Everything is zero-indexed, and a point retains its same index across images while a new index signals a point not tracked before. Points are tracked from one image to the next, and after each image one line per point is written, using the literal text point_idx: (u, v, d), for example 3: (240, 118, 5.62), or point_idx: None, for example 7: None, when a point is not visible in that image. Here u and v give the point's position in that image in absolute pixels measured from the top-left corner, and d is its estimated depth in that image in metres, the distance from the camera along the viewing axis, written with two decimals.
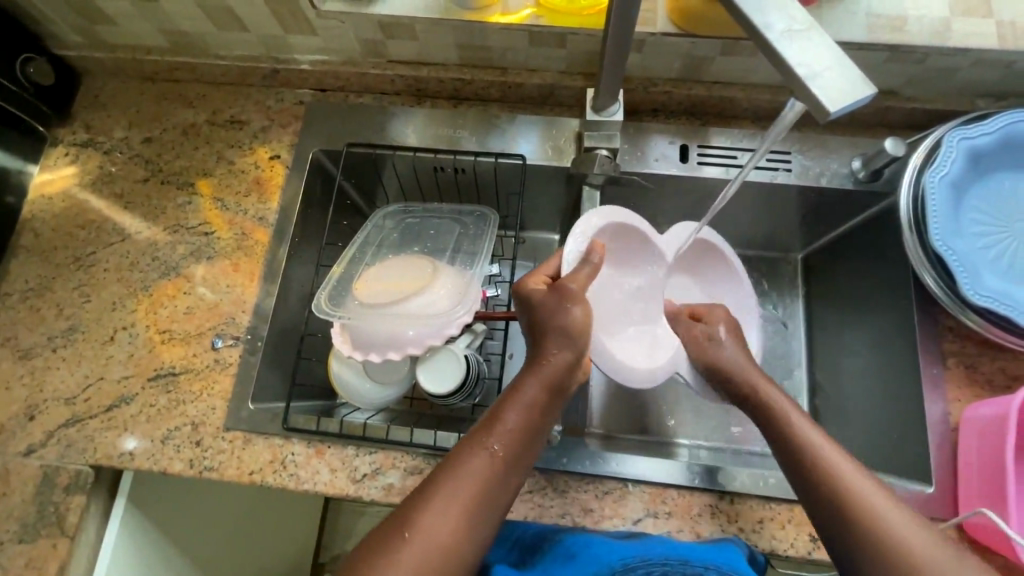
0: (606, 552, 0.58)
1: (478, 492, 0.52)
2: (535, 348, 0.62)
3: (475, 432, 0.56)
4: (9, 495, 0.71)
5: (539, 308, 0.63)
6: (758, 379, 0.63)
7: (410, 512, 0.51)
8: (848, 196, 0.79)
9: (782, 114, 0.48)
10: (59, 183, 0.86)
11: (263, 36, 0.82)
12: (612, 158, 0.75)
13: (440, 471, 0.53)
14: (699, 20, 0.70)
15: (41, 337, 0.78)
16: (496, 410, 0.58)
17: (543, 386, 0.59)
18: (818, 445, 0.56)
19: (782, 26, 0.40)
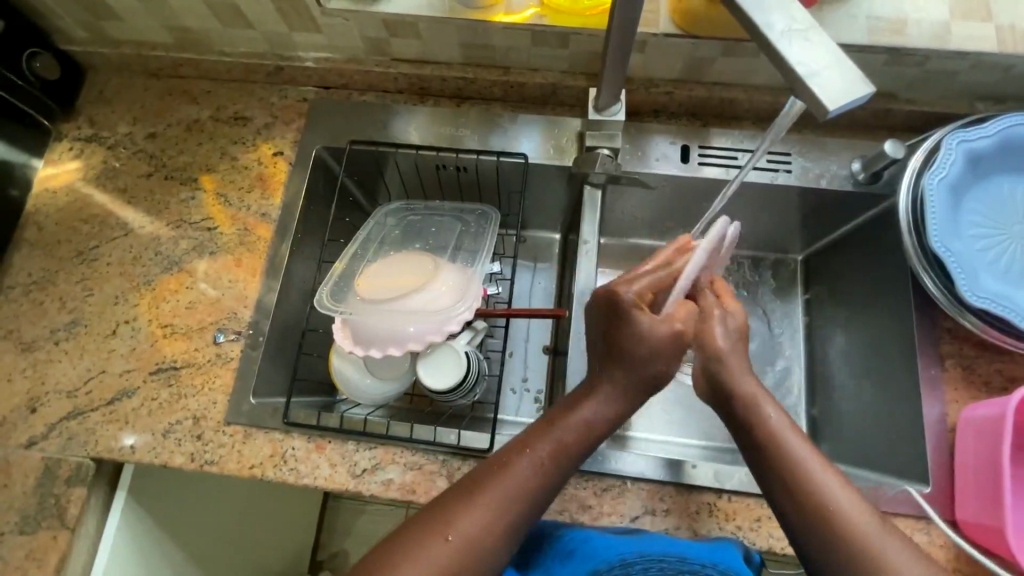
0: (605, 548, 0.60)
1: (518, 500, 0.55)
2: (620, 368, 0.59)
3: (522, 440, 0.58)
4: (10, 487, 0.72)
5: (643, 337, 0.58)
6: (745, 378, 0.60)
7: (451, 512, 0.54)
8: (847, 199, 0.79)
9: (782, 114, 0.49)
10: (62, 177, 0.86)
11: (268, 33, 0.83)
12: (613, 157, 0.76)
13: (485, 473, 0.56)
14: (694, 21, 0.71)
15: (44, 330, 0.79)
16: (546, 422, 0.59)
17: (606, 409, 0.59)
18: (801, 457, 0.56)
19: (783, 25, 0.40)
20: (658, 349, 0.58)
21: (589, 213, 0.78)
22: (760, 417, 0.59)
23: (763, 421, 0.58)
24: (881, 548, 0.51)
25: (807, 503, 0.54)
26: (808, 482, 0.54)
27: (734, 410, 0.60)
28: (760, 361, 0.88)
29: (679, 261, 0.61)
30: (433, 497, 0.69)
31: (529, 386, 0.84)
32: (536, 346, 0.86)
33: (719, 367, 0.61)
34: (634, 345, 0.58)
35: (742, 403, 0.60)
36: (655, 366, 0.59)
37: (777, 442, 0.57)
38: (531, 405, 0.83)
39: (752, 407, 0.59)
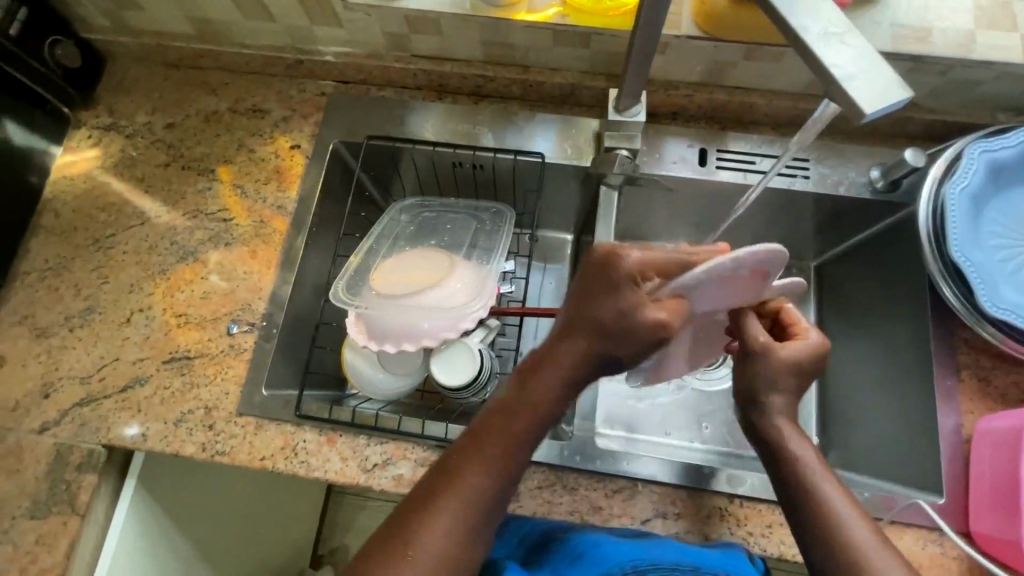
0: (615, 552, 0.59)
1: (481, 500, 0.53)
2: (572, 345, 0.55)
3: (475, 439, 0.55)
4: (22, 472, 0.72)
5: (620, 317, 0.53)
6: (785, 422, 0.56)
7: (412, 527, 0.51)
8: (865, 206, 0.79)
9: (815, 115, 0.49)
10: (80, 165, 0.87)
11: (289, 27, 0.83)
12: (632, 158, 0.76)
13: (442, 481, 0.53)
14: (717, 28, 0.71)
15: (58, 316, 0.79)
16: (497, 412, 0.56)
17: (555, 388, 0.56)
18: (834, 504, 0.52)
19: (819, 28, 0.40)
20: (634, 326, 0.52)
21: (604, 215, 0.77)
22: (792, 455, 0.55)
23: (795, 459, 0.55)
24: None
25: (835, 552, 0.50)
26: (841, 531, 0.50)
27: (763, 444, 0.57)
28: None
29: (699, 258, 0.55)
30: None
31: None
32: None
33: (755, 407, 0.57)
34: (603, 318, 0.53)
35: (774, 445, 0.56)
36: (623, 349, 0.53)
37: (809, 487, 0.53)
38: None
39: (784, 448, 0.55)
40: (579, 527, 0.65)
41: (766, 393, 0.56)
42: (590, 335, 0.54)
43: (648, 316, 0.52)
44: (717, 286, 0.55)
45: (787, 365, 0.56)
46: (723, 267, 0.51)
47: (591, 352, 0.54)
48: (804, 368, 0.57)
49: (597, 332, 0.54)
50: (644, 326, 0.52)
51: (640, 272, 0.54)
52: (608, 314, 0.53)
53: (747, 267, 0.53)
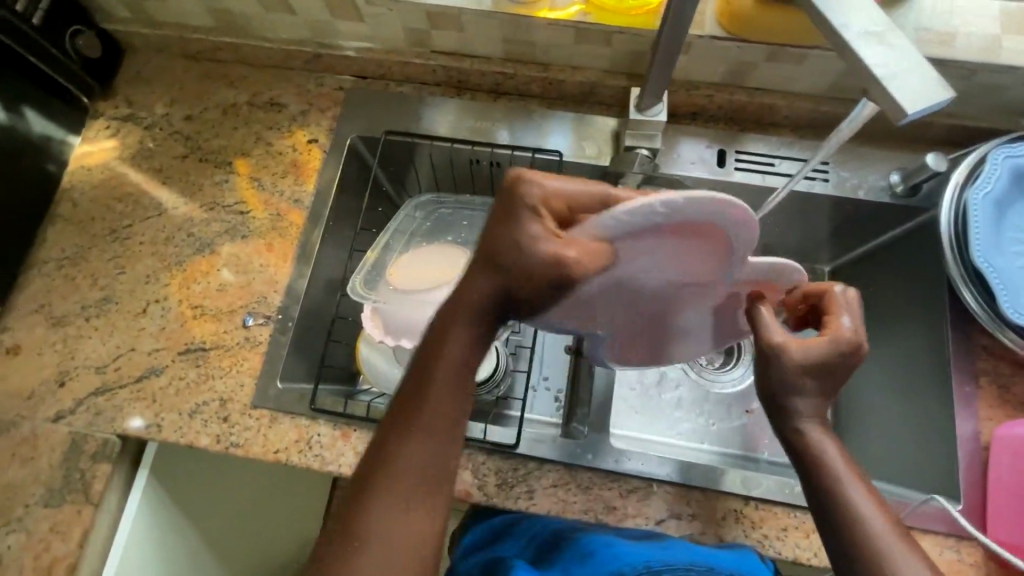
0: (626, 555, 0.58)
1: (422, 477, 0.51)
2: (476, 296, 0.51)
3: (404, 420, 0.52)
4: (36, 459, 0.72)
5: (524, 254, 0.48)
6: (813, 426, 0.55)
7: (357, 519, 0.49)
8: (884, 210, 0.79)
9: (851, 115, 0.49)
10: (98, 155, 0.87)
11: (310, 20, 0.83)
12: (652, 158, 0.76)
13: (377, 471, 0.51)
14: (751, 28, 0.71)
15: (75, 305, 0.79)
16: (415, 385, 0.53)
17: (465, 346, 0.52)
18: (862, 509, 0.51)
19: (860, 28, 0.40)
20: (530, 263, 0.48)
21: None
22: (820, 457, 0.54)
23: (824, 460, 0.54)
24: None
25: (863, 557, 0.50)
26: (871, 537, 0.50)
27: (790, 446, 0.56)
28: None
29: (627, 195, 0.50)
30: (457, 490, 0.69)
31: (550, 385, 0.83)
32: (558, 344, 0.85)
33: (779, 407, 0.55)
34: (507, 257, 0.49)
35: (800, 447, 0.55)
36: (524, 286, 0.49)
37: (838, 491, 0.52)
38: (552, 403, 0.82)
39: (812, 451, 0.54)
40: (591, 528, 0.65)
41: (783, 395, 0.55)
42: (493, 278, 0.50)
43: (547, 252, 0.48)
44: (655, 233, 0.50)
45: (805, 365, 0.54)
46: (647, 208, 0.47)
47: (495, 295, 0.50)
48: (828, 364, 0.54)
49: (496, 270, 0.50)
50: (541, 262, 0.48)
51: (543, 203, 0.50)
52: (504, 249, 0.49)
53: (682, 209, 0.48)
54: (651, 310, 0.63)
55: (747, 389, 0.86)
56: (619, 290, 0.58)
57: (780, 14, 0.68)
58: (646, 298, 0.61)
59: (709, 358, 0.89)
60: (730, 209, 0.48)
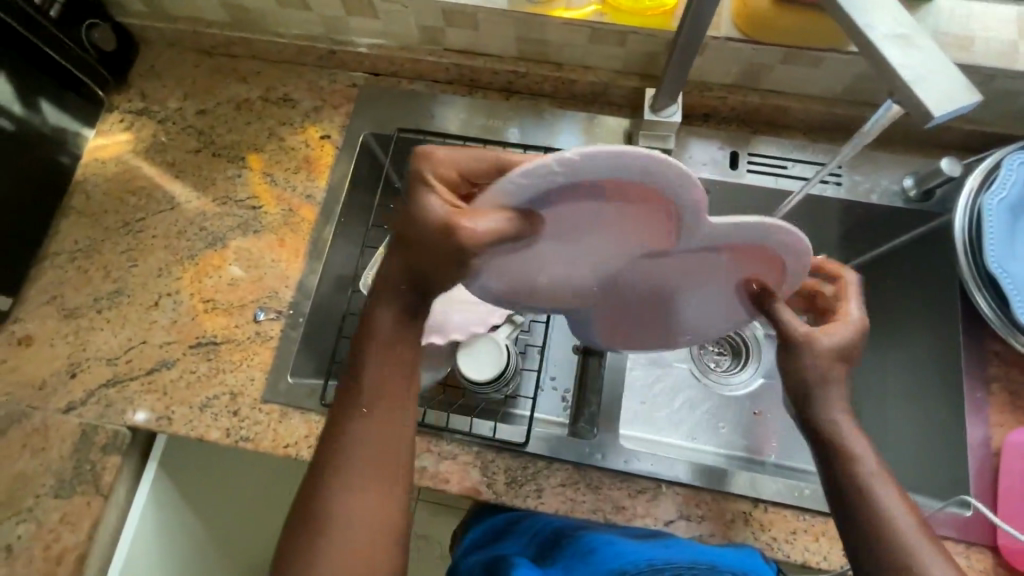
0: (624, 554, 0.59)
1: (372, 451, 0.51)
2: (398, 270, 0.53)
3: (349, 399, 0.53)
4: (47, 450, 0.73)
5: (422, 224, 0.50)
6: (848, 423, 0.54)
7: (319, 499, 0.50)
8: (897, 215, 0.79)
9: (875, 117, 0.48)
10: (112, 148, 0.87)
11: (325, 17, 0.83)
12: (665, 159, 0.75)
13: (330, 453, 0.52)
14: (775, 31, 0.70)
15: (87, 297, 0.79)
16: (355, 364, 0.54)
17: (397, 319, 0.53)
18: (885, 501, 0.51)
19: (887, 30, 0.39)
20: (424, 231, 0.50)
21: None
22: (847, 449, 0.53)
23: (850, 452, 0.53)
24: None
25: (889, 556, 0.49)
26: (900, 538, 0.50)
27: (817, 436, 0.54)
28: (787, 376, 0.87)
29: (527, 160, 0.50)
30: (466, 487, 0.69)
31: (557, 385, 0.81)
32: (568, 343, 0.82)
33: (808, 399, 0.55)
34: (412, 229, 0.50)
35: (828, 438, 0.54)
36: (428, 255, 0.50)
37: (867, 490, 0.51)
38: (559, 404, 0.80)
39: (840, 448, 0.53)
40: (593, 526, 0.66)
41: (817, 387, 0.54)
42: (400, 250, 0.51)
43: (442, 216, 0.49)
44: (571, 193, 0.50)
45: (828, 355, 0.54)
46: (544, 168, 0.46)
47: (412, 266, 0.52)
48: (848, 350, 0.55)
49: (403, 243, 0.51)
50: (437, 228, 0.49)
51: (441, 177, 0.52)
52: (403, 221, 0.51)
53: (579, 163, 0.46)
54: (650, 292, 0.62)
55: (754, 392, 0.86)
56: (571, 261, 0.58)
57: (804, 18, 0.68)
58: (613, 270, 0.59)
59: (718, 362, 0.90)
60: (642, 159, 0.46)
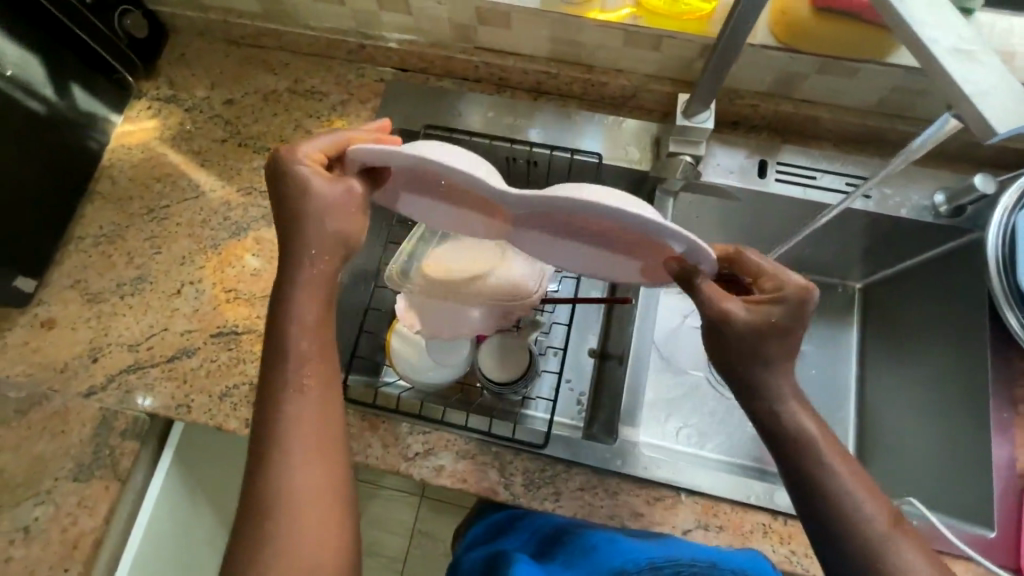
0: (627, 552, 0.60)
1: (308, 432, 0.52)
2: (294, 249, 0.53)
3: (276, 386, 0.52)
4: (66, 434, 0.73)
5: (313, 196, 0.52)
6: (808, 417, 0.53)
7: (262, 485, 0.50)
8: (927, 230, 0.78)
9: (932, 130, 0.46)
10: (139, 134, 0.87)
11: (357, 11, 0.83)
12: (695, 163, 0.75)
13: (265, 442, 0.51)
14: (818, 41, 0.69)
15: (110, 283, 0.80)
16: (272, 349, 0.53)
17: (310, 301, 0.53)
18: (852, 493, 0.50)
19: (950, 43, 0.38)
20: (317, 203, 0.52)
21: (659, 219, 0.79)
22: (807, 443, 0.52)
23: (811, 447, 0.52)
24: (904, 566, 0.48)
25: (857, 549, 0.49)
26: (867, 528, 0.49)
27: (777, 433, 0.53)
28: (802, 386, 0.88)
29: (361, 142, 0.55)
30: (483, 487, 0.69)
31: (573, 386, 0.82)
32: (582, 347, 0.85)
33: (768, 396, 0.53)
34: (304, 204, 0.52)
35: (788, 433, 0.52)
36: (330, 222, 0.53)
37: (831, 484, 0.51)
38: (574, 406, 0.82)
39: (800, 441, 0.52)
40: (596, 526, 0.66)
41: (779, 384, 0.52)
42: (291, 232, 0.53)
43: (325, 194, 0.52)
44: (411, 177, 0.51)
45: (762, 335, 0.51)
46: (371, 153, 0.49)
47: (314, 247, 0.53)
48: (782, 324, 0.51)
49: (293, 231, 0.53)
50: (329, 202, 0.52)
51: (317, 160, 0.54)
52: (285, 207, 0.53)
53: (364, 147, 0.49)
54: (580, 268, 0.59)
55: None
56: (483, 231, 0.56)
57: (848, 28, 0.67)
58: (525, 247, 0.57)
59: None
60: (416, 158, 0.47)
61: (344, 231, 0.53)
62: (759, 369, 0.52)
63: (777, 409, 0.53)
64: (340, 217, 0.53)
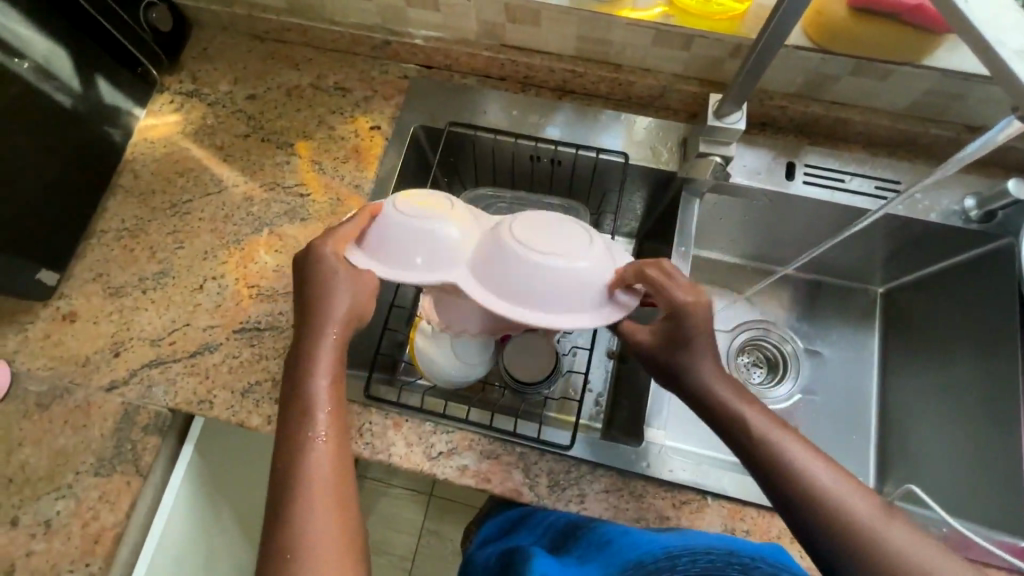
0: (643, 543, 0.60)
1: (328, 484, 0.50)
2: (319, 313, 0.56)
3: (295, 431, 0.52)
4: (88, 428, 0.72)
5: (331, 274, 0.57)
6: (751, 405, 0.53)
7: (280, 533, 0.47)
8: (957, 234, 0.77)
9: (989, 132, 0.45)
10: (161, 128, 0.87)
11: (383, 6, 0.83)
12: (724, 163, 0.74)
13: (285, 485, 0.50)
14: (853, 42, 0.69)
15: (132, 277, 0.79)
16: (290, 405, 0.53)
17: (330, 360, 0.55)
18: (792, 453, 0.50)
19: (1018, 44, 0.37)
20: (335, 281, 0.57)
21: (682, 222, 0.79)
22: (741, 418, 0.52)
23: (744, 421, 0.52)
24: (859, 514, 0.47)
25: (876, 566, 0.45)
26: (877, 538, 0.46)
27: (711, 414, 0.54)
28: (821, 388, 0.88)
29: (348, 225, 0.59)
30: (508, 488, 0.69)
31: (592, 388, 0.82)
32: (602, 349, 0.84)
33: (721, 404, 0.54)
34: (326, 278, 0.57)
35: (719, 407, 0.54)
36: (344, 297, 0.57)
37: (824, 501, 0.47)
38: (592, 407, 0.81)
39: (776, 461, 0.50)
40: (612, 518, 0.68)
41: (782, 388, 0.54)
42: (313, 301, 0.57)
43: (343, 273, 0.57)
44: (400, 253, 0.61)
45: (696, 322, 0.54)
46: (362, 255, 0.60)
47: (337, 313, 0.56)
48: (679, 335, 0.56)
49: (318, 300, 0.57)
50: (347, 280, 0.57)
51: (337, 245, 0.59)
52: (308, 281, 0.58)
53: (346, 252, 0.59)
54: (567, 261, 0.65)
55: (793, 407, 0.86)
56: None
57: (886, 27, 0.66)
58: None
59: (754, 375, 0.90)
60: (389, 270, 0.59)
61: (358, 306, 0.57)
62: (722, 384, 0.54)
63: (733, 412, 0.53)
64: (358, 288, 0.58)
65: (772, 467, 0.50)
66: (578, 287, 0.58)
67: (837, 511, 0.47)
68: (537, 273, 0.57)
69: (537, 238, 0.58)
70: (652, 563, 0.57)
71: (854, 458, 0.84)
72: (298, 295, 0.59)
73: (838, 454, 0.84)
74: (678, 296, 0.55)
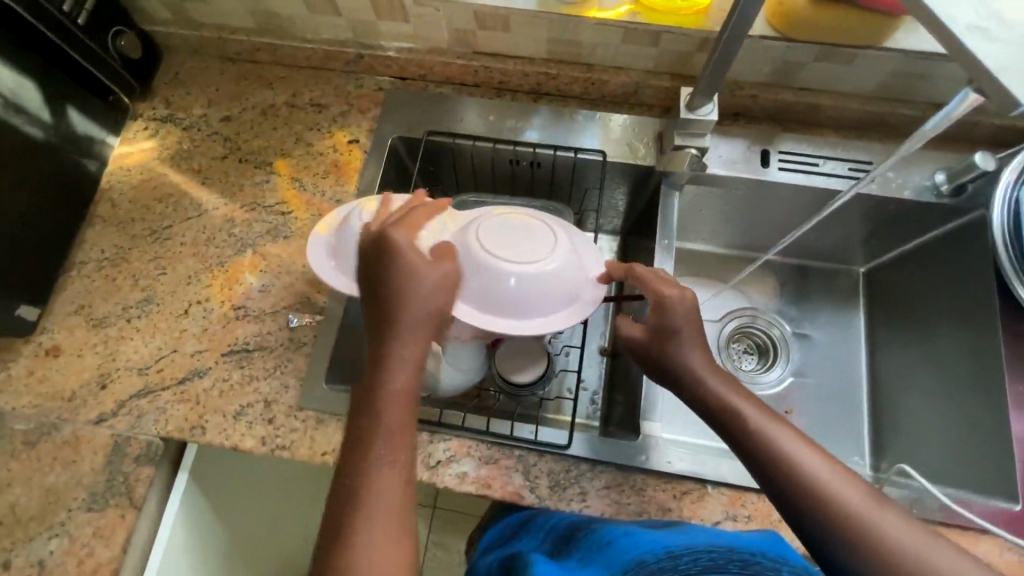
0: (646, 542, 0.57)
1: (394, 509, 0.49)
2: (400, 318, 0.54)
3: (358, 447, 0.51)
4: (78, 464, 0.71)
5: (413, 274, 0.55)
6: (741, 395, 0.56)
7: (340, 555, 0.47)
8: (930, 210, 0.79)
9: (950, 106, 0.46)
10: (137, 156, 0.87)
11: (354, 21, 0.83)
12: (700, 155, 0.75)
13: (342, 503, 0.49)
14: (817, 30, 0.71)
15: (115, 307, 0.78)
16: (363, 422, 0.52)
17: (410, 373, 0.53)
18: (787, 446, 0.51)
19: (970, 19, 0.38)
20: (421, 284, 0.55)
21: (664, 215, 0.80)
22: (734, 411, 0.55)
23: (738, 414, 0.55)
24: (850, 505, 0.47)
25: (872, 555, 0.46)
26: (870, 529, 0.46)
27: (710, 407, 0.57)
28: (813, 370, 0.89)
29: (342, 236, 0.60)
30: (509, 492, 0.68)
31: (587, 386, 0.82)
32: (593, 346, 0.85)
33: (716, 398, 0.56)
34: (409, 280, 0.54)
35: (716, 402, 0.56)
36: (431, 301, 0.55)
37: (818, 495, 0.49)
38: (588, 405, 0.82)
39: (767, 454, 0.52)
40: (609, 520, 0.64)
41: None
42: (391, 307, 0.54)
43: (426, 276, 0.55)
44: None
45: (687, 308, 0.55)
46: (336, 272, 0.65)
47: (418, 320, 0.54)
48: (668, 325, 0.59)
49: (398, 303, 0.54)
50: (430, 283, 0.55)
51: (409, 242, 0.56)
52: (384, 282, 0.55)
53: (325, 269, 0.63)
54: None
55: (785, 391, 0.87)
56: None
57: (842, 15, 0.68)
58: None
59: (745, 362, 0.91)
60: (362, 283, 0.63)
61: (442, 309, 0.55)
62: (711, 375, 0.57)
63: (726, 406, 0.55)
64: (438, 290, 0.55)
65: (767, 460, 0.51)
66: (544, 289, 0.61)
67: (829, 502, 0.48)
68: (503, 279, 0.60)
69: (504, 246, 0.61)
70: (653, 563, 0.54)
71: (849, 437, 0.85)
72: (372, 299, 0.56)
73: (834, 434, 0.85)
74: (670, 292, 0.59)
